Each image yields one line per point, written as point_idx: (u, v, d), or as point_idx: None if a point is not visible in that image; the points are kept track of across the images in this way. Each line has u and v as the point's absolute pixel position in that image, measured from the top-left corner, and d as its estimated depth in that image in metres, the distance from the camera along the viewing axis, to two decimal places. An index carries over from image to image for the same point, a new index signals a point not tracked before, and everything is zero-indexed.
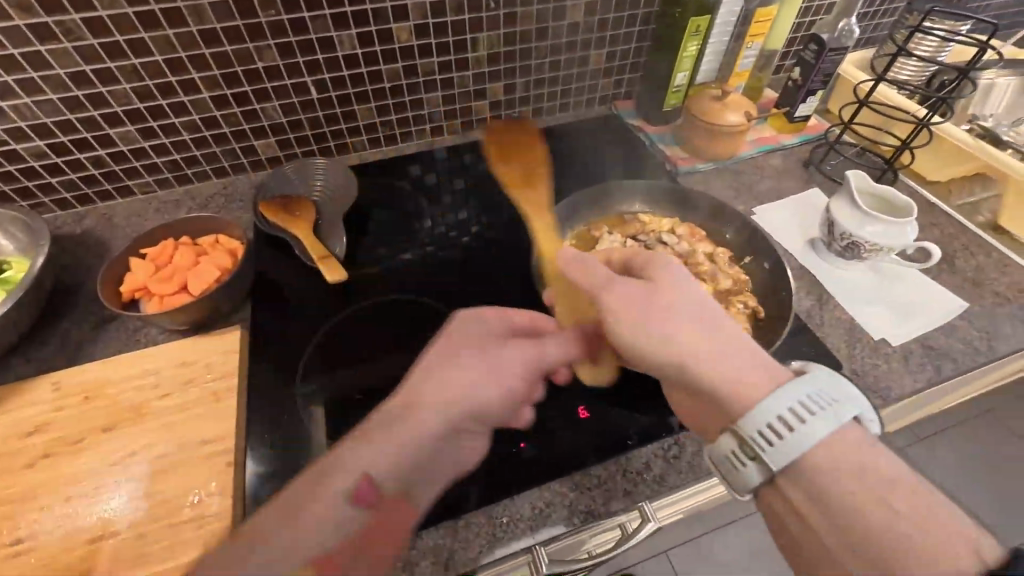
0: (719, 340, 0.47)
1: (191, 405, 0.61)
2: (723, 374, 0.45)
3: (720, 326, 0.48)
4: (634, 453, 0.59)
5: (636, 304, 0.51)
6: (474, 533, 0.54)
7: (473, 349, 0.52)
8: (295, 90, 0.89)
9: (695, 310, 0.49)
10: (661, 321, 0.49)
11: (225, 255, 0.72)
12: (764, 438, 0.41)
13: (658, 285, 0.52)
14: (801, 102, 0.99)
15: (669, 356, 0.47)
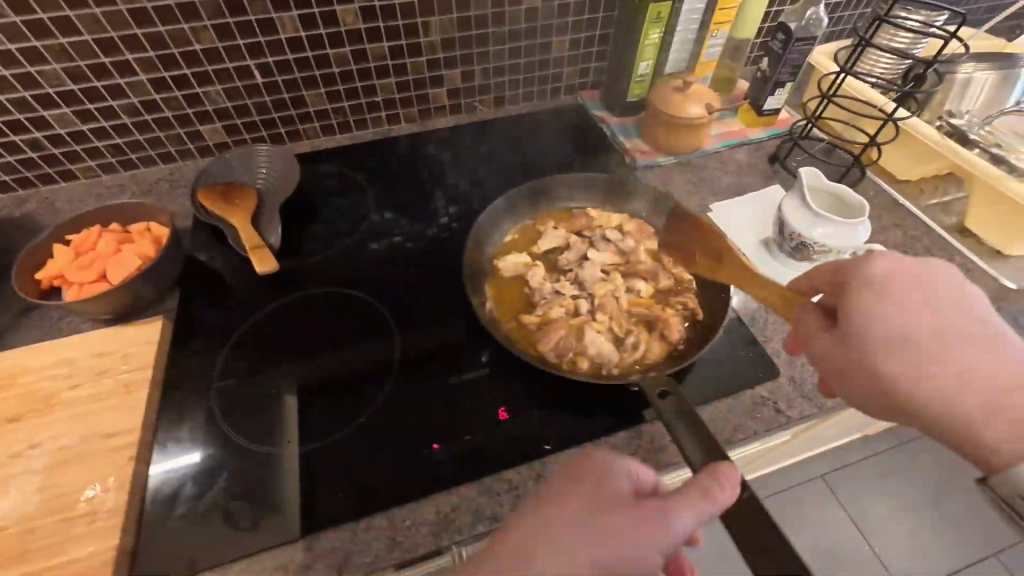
0: (958, 365, 0.45)
1: (102, 397, 0.60)
2: (963, 405, 0.45)
3: (995, 355, 0.45)
4: (550, 458, 0.58)
5: (860, 337, 0.48)
6: (374, 536, 0.52)
7: (583, 506, 0.41)
8: (238, 73, 0.86)
9: (955, 335, 0.46)
10: (896, 357, 0.47)
11: (150, 244, 0.70)
12: (1015, 481, 0.42)
13: (923, 314, 0.47)
14: (769, 95, 0.95)
15: (985, 401, 0.44)
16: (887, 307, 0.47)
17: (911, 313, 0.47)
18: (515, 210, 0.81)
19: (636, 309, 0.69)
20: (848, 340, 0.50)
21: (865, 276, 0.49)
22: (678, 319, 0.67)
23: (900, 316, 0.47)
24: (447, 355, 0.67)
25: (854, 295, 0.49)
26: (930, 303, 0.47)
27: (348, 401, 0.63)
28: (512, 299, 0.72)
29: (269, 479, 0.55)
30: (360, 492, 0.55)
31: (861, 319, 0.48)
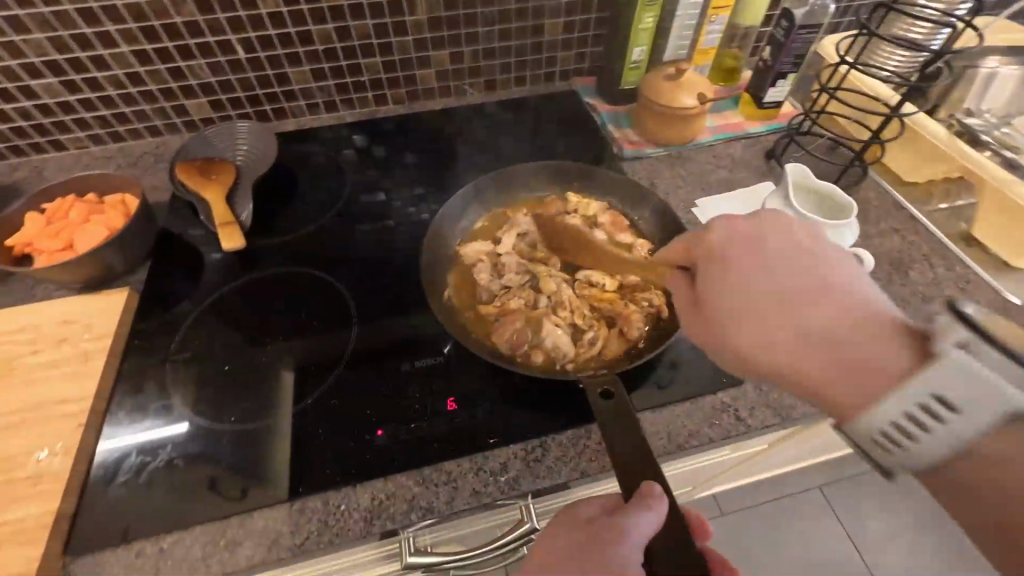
0: (805, 321, 0.41)
1: (60, 363, 0.61)
2: (803, 363, 0.41)
3: (819, 301, 0.41)
4: (494, 452, 0.57)
5: (714, 308, 0.46)
6: (306, 518, 0.52)
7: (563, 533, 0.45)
8: (220, 48, 0.85)
9: (791, 294, 0.42)
10: (752, 321, 0.44)
11: (120, 216, 0.71)
12: (889, 434, 0.37)
13: (727, 270, 0.46)
14: (769, 86, 0.90)
15: (800, 354, 0.41)
16: (726, 274, 0.46)
17: (754, 273, 0.45)
18: (486, 199, 0.80)
19: (597, 304, 0.68)
20: (706, 312, 0.47)
21: (704, 254, 0.48)
22: (640, 314, 0.65)
23: (746, 283, 0.44)
24: (403, 340, 0.66)
25: (705, 266, 0.48)
26: (769, 264, 0.44)
27: (300, 380, 0.62)
28: (470, 287, 0.71)
29: (212, 454, 0.56)
30: (298, 473, 0.55)
31: (709, 287, 0.47)
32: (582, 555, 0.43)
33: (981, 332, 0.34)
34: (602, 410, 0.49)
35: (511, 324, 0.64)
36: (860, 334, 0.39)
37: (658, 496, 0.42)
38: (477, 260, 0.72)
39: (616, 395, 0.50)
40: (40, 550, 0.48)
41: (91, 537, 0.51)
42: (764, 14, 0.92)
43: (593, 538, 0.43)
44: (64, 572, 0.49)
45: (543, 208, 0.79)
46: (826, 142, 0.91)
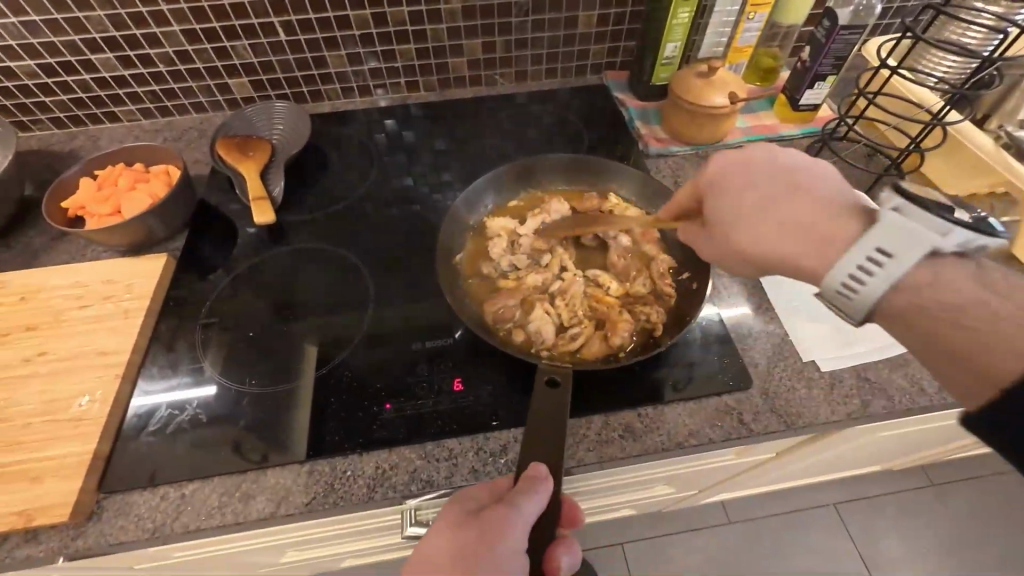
0: (783, 221, 0.50)
1: (103, 319, 0.67)
2: (797, 253, 0.49)
3: (801, 199, 0.50)
4: (495, 434, 0.58)
5: (719, 228, 0.54)
6: (314, 480, 0.55)
7: (454, 527, 0.48)
8: (263, 30, 0.88)
9: (774, 199, 0.51)
10: (745, 229, 0.52)
11: (162, 185, 0.76)
12: (849, 281, 0.45)
13: (729, 188, 0.53)
14: (806, 88, 0.87)
15: (788, 254, 0.49)
16: (721, 199, 0.54)
17: (748, 195, 0.52)
18: (525, 183, 0.81)
19: (596, 304, 0.67)
20: (715, 227, 0.55)
21: (702, 181, 0.56)
22: (628, 325, 0.63)
23: (738, 200, 0.53)
24: (418, 322, 0.68)
25: (710, 192, 0.55)
26: (751, 181, 0.53)
27: (310, 350, 0.66)
28: (481, 258, 0.74)
29: (235, 411, 0.60)
30: (309, 437, 0.58)
31: (716, 207, 0.55)
32: (473, 547, 0.46)
33: (909, 197, 0.45)
34: (548, 394, 0.52)
35: (507, 298, 0.67)
36: (830, 220, 0.48)
37: (542, 476, 0.47)
38: (497, 235, 0.74)
39: (562, 385, 0.53)
40: (78, 485, 0.53)
41: (122, 479, 0.55)
42: (807, 12, 0.89)
43: (484, 531, 0.46)
44: (98, 506, 0.54)
45: (580, 200, 0.79)
46: (863, 149, 0.88)
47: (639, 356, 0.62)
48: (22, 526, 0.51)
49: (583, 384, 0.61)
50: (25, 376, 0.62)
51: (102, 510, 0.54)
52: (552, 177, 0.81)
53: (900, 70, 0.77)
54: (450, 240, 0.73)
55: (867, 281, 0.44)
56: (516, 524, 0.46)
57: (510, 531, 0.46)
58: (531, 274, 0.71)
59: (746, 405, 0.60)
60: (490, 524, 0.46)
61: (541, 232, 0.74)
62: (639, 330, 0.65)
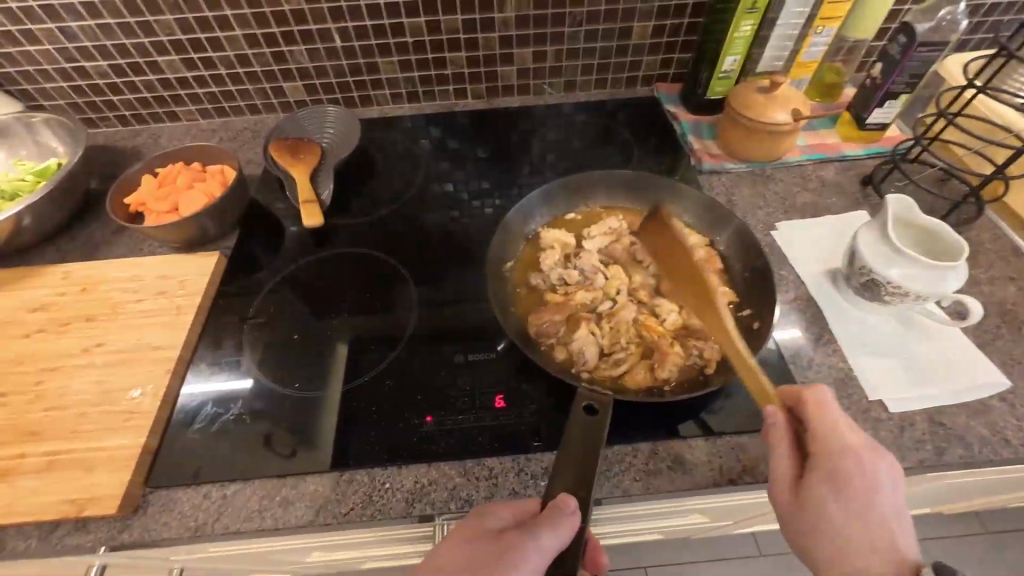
0: (855, 558, 0.44)
1: (157, 313, 0.68)
2: (828, 544, 0.45)
3: (870, 508, 0.45)
4: (536, 456, 0.57)
5: (814, 492, 0.46)
6: (353, 489, 0.55)
7: (470, 540, 0.45)
8: (320, 36, 0.90)
9: (849, 515, 0.45)
10: (813, 510, 0.46)
11: (218, 184, 0.77)
12: None
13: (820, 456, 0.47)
14: (876, 106, 0.82)
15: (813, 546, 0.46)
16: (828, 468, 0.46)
17: (853, 500, 0.45)
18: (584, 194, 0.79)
19: (645, 330, 0.64)
20: (812, 491, 0.46)
21: (814, 433, 0.48)
22: (677, 357, 0.60)
23: (844, 514, 0.45)
24: (461, 332, 0.67)
25: (820, 455, 0.47)
26: (870, 508, 0.45)
27: (350, 357, 0.65)
28: (531, 267, 0.72)
29: (276, 414, 0.60)
30: (348, 445, 0.57)
31: (815, 469, 0.47)
32: (484, 564, 0.43)
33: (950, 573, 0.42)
34: (582, 423, 0.48)
35: (552, 312, 0.65)
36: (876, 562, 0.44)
37: (572, 508, 0.43)
38: (551, 247, 0.73)
39: (601, 413, 0.48)
40: (127, 479, 0.54)
41: (168, 474, 0.56)
42: (878, 27, 0.84)
43: (499, 551, 0.43)
44: (144, 500, 0.55)
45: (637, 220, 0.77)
46: (937, 173, 0.82)
47: (684, 391, 0.59)
48: (73, 515, 0.52)
49: (627, 410, 0.58)
50: (83, 364, 0.64)
51: (149, 504, 0.55)
52: (611, 193, 0.79)
53: (987, 91, 0.71)
54: (503, 251, 0.72)
55: None
56: (534, 553, 0.43)
57: (527, 555, 0.43)
58: (578, 289, 0.69)
59: None
60: (507, 546, 0.43)
61: (599, 250, 0.73)
62: (688, 364, 0.61)
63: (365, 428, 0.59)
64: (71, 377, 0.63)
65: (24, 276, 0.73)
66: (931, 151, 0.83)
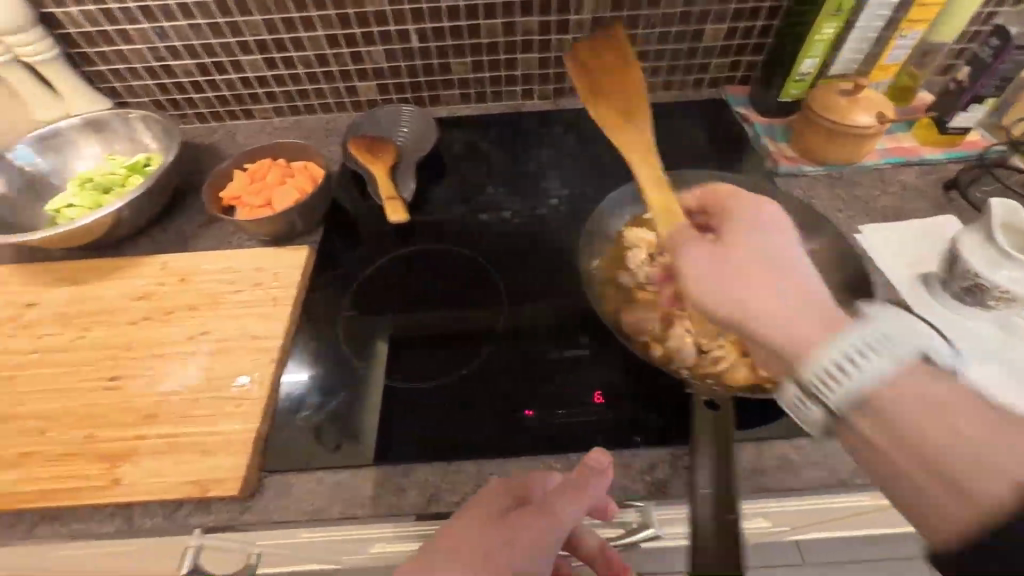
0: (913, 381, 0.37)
1: (255, 304, 0.70)
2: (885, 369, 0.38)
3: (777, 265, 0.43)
4: (640, 452, 0.57)
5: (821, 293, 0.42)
6: (463, 480, 0.56)
7: (485, 526, 0.48)
8: (398, 36, 0.92)
9: (816, 303, 0.41)
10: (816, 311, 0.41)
11: (308, 180, 0.79)
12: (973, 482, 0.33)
13: (733, 229, 0.48)
14: (962, 110, 0.82)
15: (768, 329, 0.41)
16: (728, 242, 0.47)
17: (789, 274, 0.43)
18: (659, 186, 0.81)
19: None
20: (728, 253, 0.45)
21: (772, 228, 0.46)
22: None
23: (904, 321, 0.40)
24: (553, 329, 0.68)
25: (743, 228, 0.47)
26: (805, 279, 0.43)
27: (445, 350, 0.67)
28: (618, 266, 0.73)
29: (380, 404, 0.62)
30: (454, 436, 0.59)
31: (737, 236, 0.47)
32: (502, 547, 0.47)
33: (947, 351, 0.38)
34: (707, 419, 0.48)
35: (645, 311, 0.66)
36: (811, 323, 0.40)
37: (603, 467, 0.51)
38: (636, 246, 0.73)
39: (722, 409, 0.49)
40: (247, 464, 0.56)
41: (282, 459, 0.57)
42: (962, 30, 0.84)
43: (516, 532, 0.48)
44: (259, 485, 0.56)
45: None
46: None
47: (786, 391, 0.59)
48: (199, 495, 0.54)
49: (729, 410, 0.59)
50: (189, 352, 0.66)
51: (265, 488, 0.56)
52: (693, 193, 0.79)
53: None
54: (589, 250, 0.73)
55: (810, 403, 0.40)
56: (552, 522, 0.48)
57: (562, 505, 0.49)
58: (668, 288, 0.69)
59: None
60: (523, 525, 0.48)
61: None
62: None
63: (468, 420, 0.60)
64: (179, 364, 0.65)
65: (125, 267, 0.76)
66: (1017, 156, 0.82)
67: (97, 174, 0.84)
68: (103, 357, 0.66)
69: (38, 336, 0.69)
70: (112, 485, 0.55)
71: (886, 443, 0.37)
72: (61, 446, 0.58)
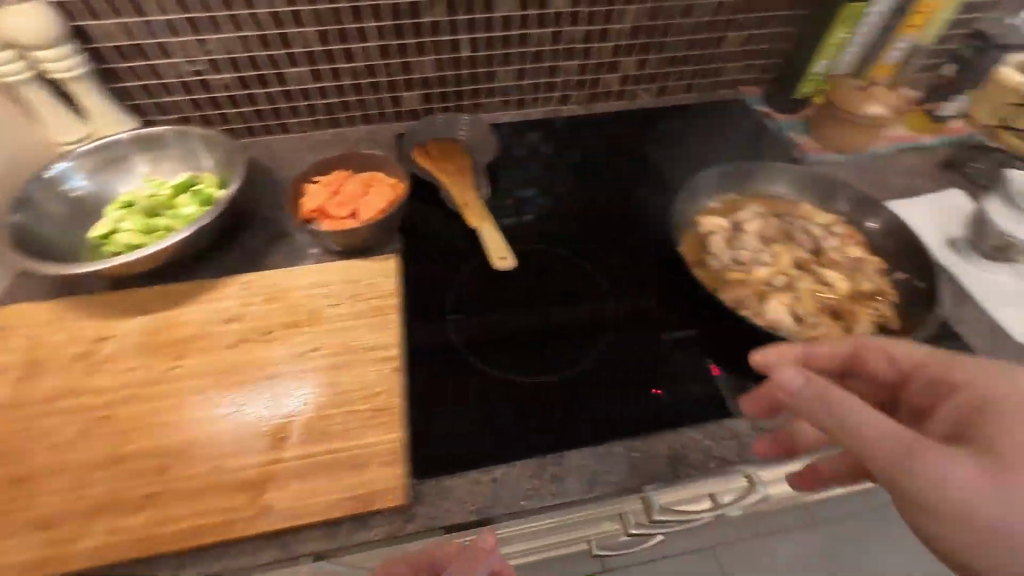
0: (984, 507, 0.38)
1: (360, 315, 0.69)
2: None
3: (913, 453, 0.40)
4: (767, 414, 0.62)
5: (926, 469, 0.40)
6: (615, 461, 0.58)
7: None
8: (450, 46, 0.93)
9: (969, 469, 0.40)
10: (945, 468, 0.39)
11: (388, 189, 0.78)
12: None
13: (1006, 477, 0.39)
14: (949, 101, 0.98)
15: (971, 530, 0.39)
16: (913, 443, 0.40)
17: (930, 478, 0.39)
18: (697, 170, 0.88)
19: (825, 298, 0.71)
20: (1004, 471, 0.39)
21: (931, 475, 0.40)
22: (866, 318, 0.68)
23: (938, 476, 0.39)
24: (655, 313, 0.72)
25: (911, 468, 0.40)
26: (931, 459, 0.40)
27: (558, 340, 0.69)
28: (701, 251, 0.78)
29: (512, 398, 0.63)
30: (594, 422, 0.61)
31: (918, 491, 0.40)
32: None
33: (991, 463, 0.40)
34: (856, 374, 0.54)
35: (740, 289, 0.72)
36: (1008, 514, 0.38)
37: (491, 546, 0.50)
38: (712, 231, 0.79)
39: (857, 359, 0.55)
40: (402, 472, 0.55)
41: (434, 464, 0.57)
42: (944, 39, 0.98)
43: None
44: (417, 492, 0.55)
45: (777, 204, 0.84)
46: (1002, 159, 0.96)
47: None
48: (363, 510, 0.53)
49: None
50: (302, 369, 0.64)
51: (423, 495, 0.55)
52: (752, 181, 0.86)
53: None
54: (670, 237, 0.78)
55: None
56: None
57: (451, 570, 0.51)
58: (753, 268, 0.75)
59: None
60: None
61: (756, 232, 0.79)
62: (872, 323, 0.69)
63: (602, 404, 0.63)
64: (294, 383, 0.62)
65: (202, 290, 0.71)
66: (994, 139, 0.97)
67: (137, 197, 0.78)
68: (207, 385, 0.62)
69: (124, 371, 0.63)
70: (263, 512, 0.52)
71: (944, 529, 0.40)
72: (189, 481, 0.54)
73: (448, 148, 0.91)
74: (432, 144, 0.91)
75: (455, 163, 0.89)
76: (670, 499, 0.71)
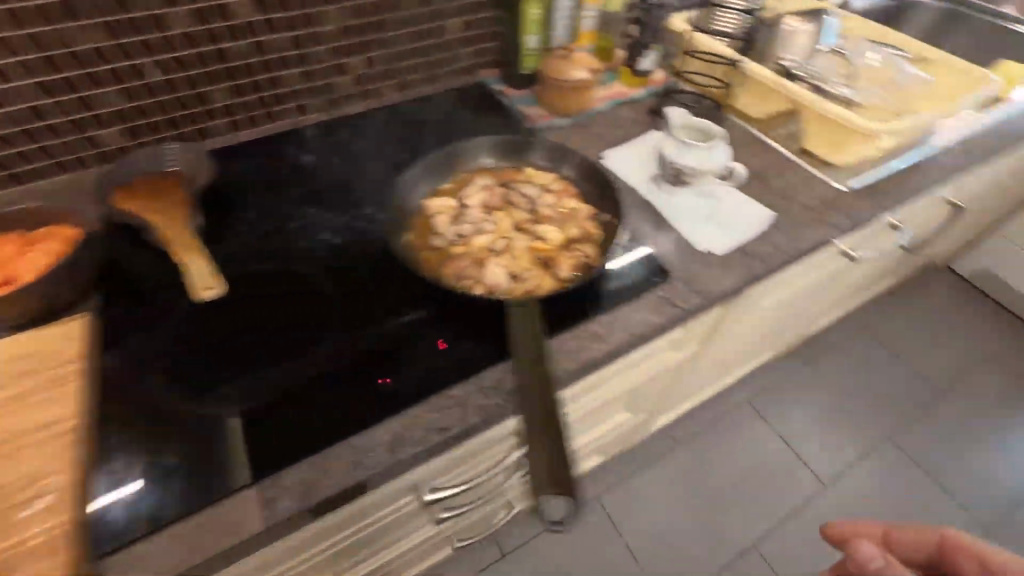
0: None
1: (32, 393, 0.60)
2: None
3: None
4: (486, 373, 0.66)
5: None
6: (335, 462, 0.59)
7: None
8: (131, 73, 0.84)
9: None
10: None
11: (60, 243, 0.72)
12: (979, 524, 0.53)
13: None
14: (642, 55, 1.11)
15: None
16: None
17: None
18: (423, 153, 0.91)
19: (540, 250, 0.77)
20: None
21: None
22: (572, 260, 0.75)
23: None
24: (381, 305, 0.72)
25: None
26: None
27: (278, 359, 0.66)
28: (428, 233, 0.80)
29: (222, 434, 0.59)
30: (314, 430, 0.60)
31: None
32: None
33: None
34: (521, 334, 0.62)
35: (460, 261, 0.75)
36: None
37: None
38: (438, 212, 0.81)
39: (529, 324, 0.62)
40: (75, 553, 0.50)
41: (116, 531, 0.52)
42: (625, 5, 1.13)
43: None
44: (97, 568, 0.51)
45: (500, 174, 0.89)
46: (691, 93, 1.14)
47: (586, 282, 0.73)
48: None
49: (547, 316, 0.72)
50: None
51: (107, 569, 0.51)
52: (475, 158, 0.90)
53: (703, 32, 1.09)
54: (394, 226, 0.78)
55: None
56: None
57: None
58: (474, 238, 0.78)
59: (675, 292, 0.76)
60: None
61: (479, 203, 0.83)
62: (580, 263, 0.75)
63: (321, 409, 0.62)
64: None
65: None
66: (684, 81, 1.14)
67: None
68: None
69: None
70: None
71: None
72: None
73: (160, 188, 0.81)
74: (136, 183, 0.79)
75: (168, 206, 0.80)
76: (442, 477, 0.73)
